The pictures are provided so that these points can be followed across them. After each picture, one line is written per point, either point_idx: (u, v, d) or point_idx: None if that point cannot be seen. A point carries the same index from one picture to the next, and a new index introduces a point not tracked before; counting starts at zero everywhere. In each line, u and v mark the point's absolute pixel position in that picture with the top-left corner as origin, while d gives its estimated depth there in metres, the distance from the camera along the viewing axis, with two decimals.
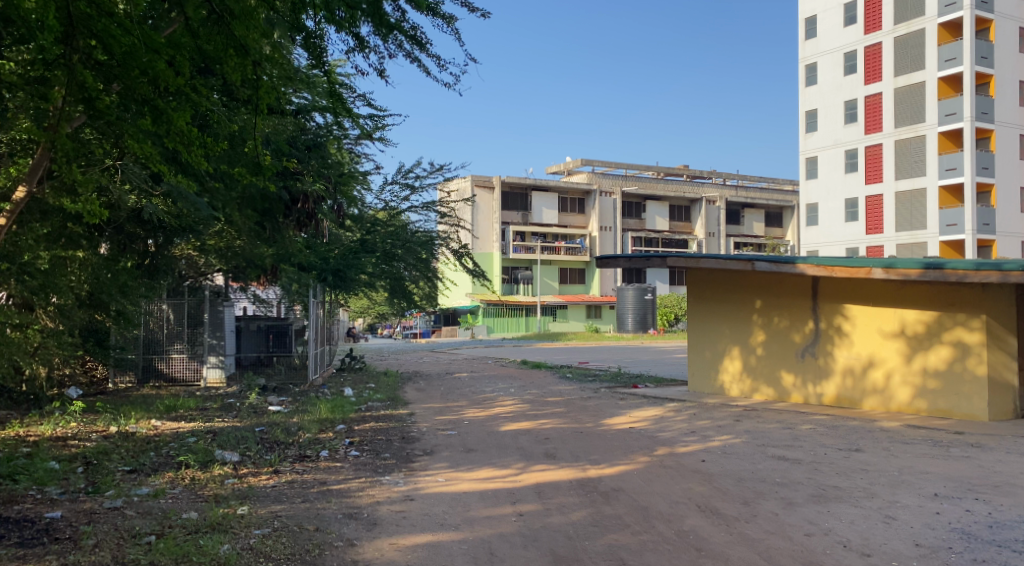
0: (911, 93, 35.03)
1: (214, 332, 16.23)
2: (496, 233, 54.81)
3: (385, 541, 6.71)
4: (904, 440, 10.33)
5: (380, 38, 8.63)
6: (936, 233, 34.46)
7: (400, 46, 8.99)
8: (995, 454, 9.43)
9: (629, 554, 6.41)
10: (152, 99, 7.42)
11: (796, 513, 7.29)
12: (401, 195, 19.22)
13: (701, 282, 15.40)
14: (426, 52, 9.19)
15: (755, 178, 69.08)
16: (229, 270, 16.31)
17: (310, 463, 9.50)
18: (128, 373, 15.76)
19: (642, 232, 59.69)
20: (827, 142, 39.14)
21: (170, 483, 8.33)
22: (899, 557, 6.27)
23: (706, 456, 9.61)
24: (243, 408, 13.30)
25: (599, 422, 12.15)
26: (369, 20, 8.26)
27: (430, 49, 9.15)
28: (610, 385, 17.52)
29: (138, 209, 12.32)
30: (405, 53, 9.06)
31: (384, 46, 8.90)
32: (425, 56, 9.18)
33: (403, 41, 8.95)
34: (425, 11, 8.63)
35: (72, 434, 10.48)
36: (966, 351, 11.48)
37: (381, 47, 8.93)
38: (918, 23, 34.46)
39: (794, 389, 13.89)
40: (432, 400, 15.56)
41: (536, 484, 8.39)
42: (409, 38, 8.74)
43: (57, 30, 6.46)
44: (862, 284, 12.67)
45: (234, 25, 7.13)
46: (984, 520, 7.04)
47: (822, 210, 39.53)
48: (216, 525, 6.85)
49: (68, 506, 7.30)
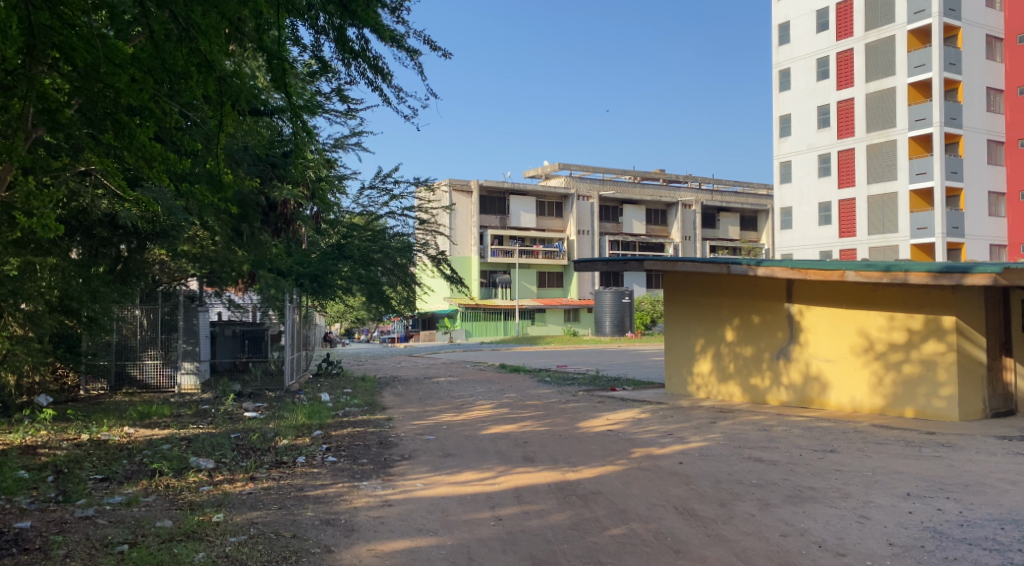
0: (882, 98, 35.48)
1: (188, 339, 16.08)
2: (474, 237, 54.86)
3: (362, 547, 6.66)
4: (876, 441, 10.45)
5: (344, 62, 8.65)
6: (907, 236, 34.89)
7: (362, 73, 8.98)
8: (965, 454, 9.55)
9: (608, 556, 6.42)
10: (115, 112, 7.46)
11: (773, 514, 7.34)
12: (379, 201, 19.27)
13: (676, 284, 15.52)
14: (387, 80, 9.22)
15: (730, 182, 69.94)
16: (204, 277, 16.00)
17: (287, 469, 9.43)
18: (101, 380, 15.60)
19: (619, 236, 59.96)
20: (801, 146, 39.47)
21: (143, 491, 8.22)
22: (873, 556, 6.33)
23: (684, 458, 9.65)
24: (219, 415, 13.18)
25: (577, 425, 12.19)
26: (333, 41, 8.34)
27: (392, 78, 9.24)
28: (588, 388, 17.64)
29: (110, 214, 12.23)
30: (368, 80, 9.05)
31: (348, 71, 8.90)
32: (386, 84, 9.22)
33: (366, 69, 8.94)
34: (389, 39, 8.63)
35: (42, 442, 10.32)
36: (933, 358, 11.66)
37: (344, 71, 8.94)
38: (888, 29, 35.00)
39: (767, 391, 13.98)
40: (410, 404, 15.50)
41: (515, 488, 8.39)
42: (372, 67, 8.75)
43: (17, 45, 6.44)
44: (834, 288, 12.83)
45: (200, 41, 7.10)
46: (955, 519, 7.12)
47: (796, 213, 39.86)
48: (191, 533, 6.78)
49: (37, 516, 7.16)
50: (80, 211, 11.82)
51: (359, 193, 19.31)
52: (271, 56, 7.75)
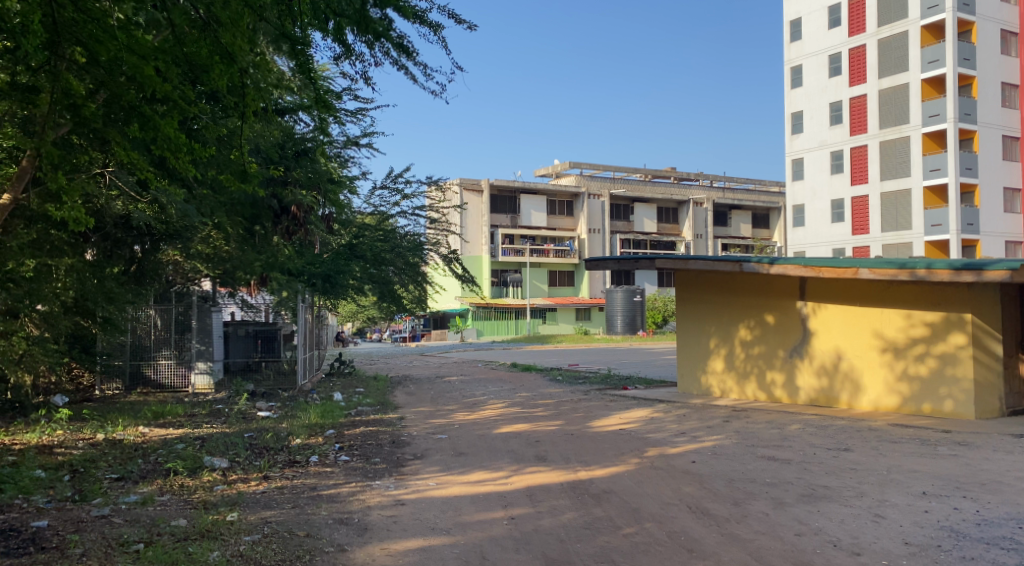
0: (895, 94, 35.25)
1: (202, 339, 16.10)
2: (484, 236, 54.87)
3: (375, 546, 6.68)
4: (892, 439, 10.39)
5: (368, 44, 8.59)
6: (921, 233, 34.66)
7: (387, 52, 8.98)
8: (982, 452, 9.48)
9: (621, 556, 6.41)
10: (139, 105, 7.55)
11: (786, 513, 7.31)
12: (391, 201, 19.31)
13: (688, 282, 15.47)
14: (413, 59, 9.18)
15: (741, 180, 69.71)
16: (218, 277, 16.03)
17: (301, 468, 9.47)
18: (115, 380, 15.68)
19: (630, 234, 59.84)
20: (813, 143, 39.30)
21: (158, 490, 8.28)
22: (890, 555, 6.29)
23: (696, 457, 9.62)
24: (233, 414, 13.24)
25: (589, 424, 12.16)
26: (355, 30, 8.37)
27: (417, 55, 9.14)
28: (600, 387, 17.59)
29: (126, 215, 12.44)
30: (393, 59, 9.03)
31: (373, 55, 8.90)
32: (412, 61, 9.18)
33: (390, 48, 8.93)
34: (413, 19, 8.60)
35: (59, 442, 10.39)
36: (949, 356, 11.57)
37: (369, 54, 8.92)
38: (901, 25, 34.77)
39: (781, 389, 13.93)
40: (422, 404, 15.50)
41: (527, 487, 8.38)
42: (396, 46, 8.74)
43: (42, 37, 6.56)
44: (850, 284, 12.74)
45: (223, 32, 7.13)
46: (972, 518, 7.07)
47: (809, 211, 39.69)
48: (205, 532, 6.81)
49: (54, 515, 7.22)
50: (94, 212, 11.90)
51: (371, 193, 19.35)
52: (294, 44, 7.71)
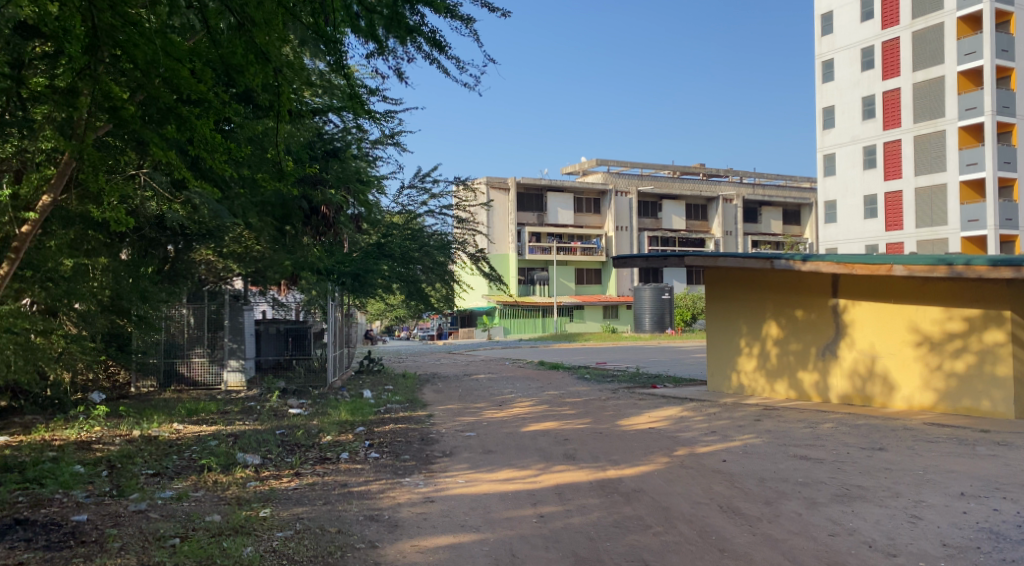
0: (930, 88, 34.67)
1: (234, 337, 16.30)
2: (512, 234, 54.88)
3: (406, 543, 6.72)
4: (928, 439, 10.25)
5: (400, 40, 8.52)
6: (958, 229, 34.06)
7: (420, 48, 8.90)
8: (1021, 453, 9.32)
9: (651, 555, 6.39)
10: (176, 107, 7.68)
11: (820, 513, 7.25)
12: (419, 200, 19.39)
13: (718, 280, 15.36)
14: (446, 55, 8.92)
15: (771, 176, 69.10)
16: (249, 276, 16.20)
17: (331, 465, 9.55)
18: (150, 378, 15.86)
19: (659, 231, 59.54)
20: (845, 138, 38.85)
21: (193, 486, 8.40)
22: (927, 557, 6.22)
23: (727, 456, 9.56)
24: (264, 411, 13.39)
25: (617, 423, 12.14)
26: (385, 28, 8.34)
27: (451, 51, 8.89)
28: (629, 385, 17.53)
29: (161, 215, 12.72)
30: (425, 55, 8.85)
31: (406, 51, 8.85)
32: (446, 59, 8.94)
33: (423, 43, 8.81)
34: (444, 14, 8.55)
35: (97, 438, 10.57)
36: (986, 353, 11.39)
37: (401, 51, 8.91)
38: (936, 16, 34.16)
39: (813, 388, 13.81)
40: (451, 401, 15.56)
41: (556, 486, 8.38)
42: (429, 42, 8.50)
43: (82, 39, 6.68)
44: (884, 281, 12.58)
45: (256, 33, 7.19)
46: (1012, 520, 6.96)
47: (840, 207, 39.27)
48: (239, 528, 6.90)
49: (93, 509, 7.36)
50: (130, 213, 12.10)
51: (399, 192, 19.44)
52: (326, 44, 7.73)
